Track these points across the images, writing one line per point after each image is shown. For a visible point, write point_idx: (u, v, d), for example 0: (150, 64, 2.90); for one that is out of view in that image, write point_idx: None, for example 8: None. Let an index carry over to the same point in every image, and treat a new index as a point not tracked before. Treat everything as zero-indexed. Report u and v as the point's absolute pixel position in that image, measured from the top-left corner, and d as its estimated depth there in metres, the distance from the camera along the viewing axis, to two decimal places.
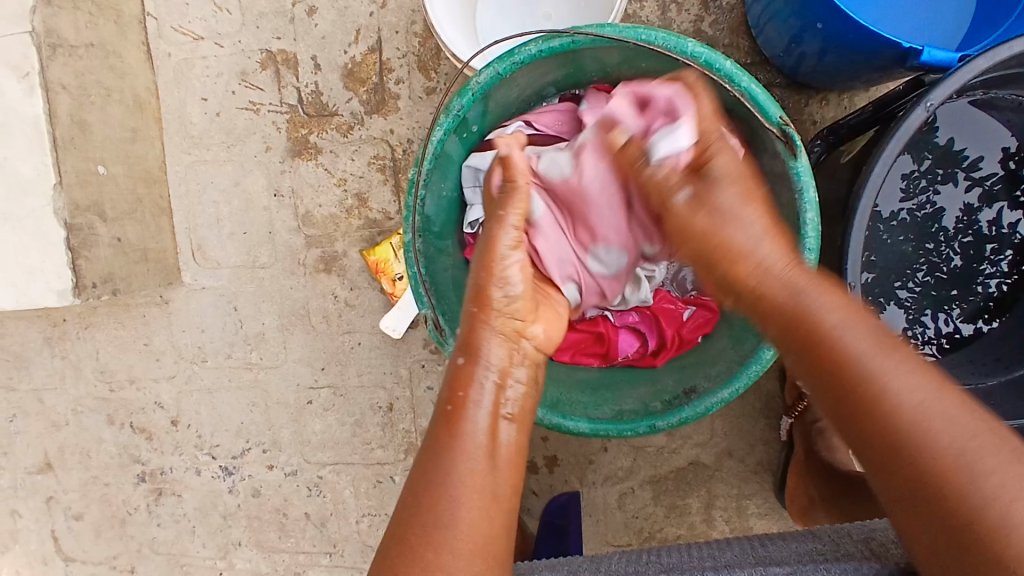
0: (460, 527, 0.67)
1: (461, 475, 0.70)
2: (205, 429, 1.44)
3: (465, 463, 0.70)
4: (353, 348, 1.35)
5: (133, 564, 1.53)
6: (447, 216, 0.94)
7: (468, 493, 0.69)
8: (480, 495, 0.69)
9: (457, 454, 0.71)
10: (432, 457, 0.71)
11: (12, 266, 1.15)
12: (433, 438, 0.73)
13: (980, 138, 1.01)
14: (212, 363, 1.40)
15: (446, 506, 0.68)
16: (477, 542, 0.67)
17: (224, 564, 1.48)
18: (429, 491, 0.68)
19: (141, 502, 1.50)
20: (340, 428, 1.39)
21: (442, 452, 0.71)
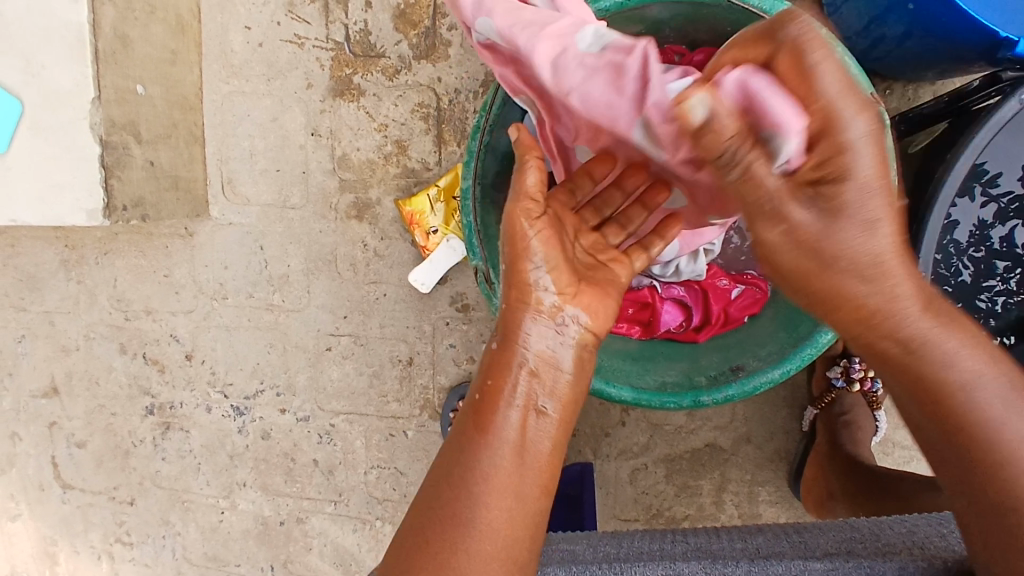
0: (481, 528, 0.64)
1: (489, 469, 0.66)
2: (219, 367, 1.42)
3: (494, 457, 0.67)
4: (378, 299, 1.33)
5: (133, 496, 1.53)
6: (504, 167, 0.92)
7: (492, 492, 0.65)
8: (505, 494, 0.65)
9: (487, 448, 0.67)
10: (458, 447, 0.68)
11: (46, 180, 1.12)
12: (461, 427, 0.70)
13: (1008, 154, 0.94)
14: (232, 302, 1.38)
15: (468, 505, 0.64)
16: (503, 540, 0.64)
17: (227, 504, 1.48)
18: (453, 483, 0.66)
19: (148, 435, 1.49)
20: (357, 378, 1.37)
21: (467, 444, 0.68)
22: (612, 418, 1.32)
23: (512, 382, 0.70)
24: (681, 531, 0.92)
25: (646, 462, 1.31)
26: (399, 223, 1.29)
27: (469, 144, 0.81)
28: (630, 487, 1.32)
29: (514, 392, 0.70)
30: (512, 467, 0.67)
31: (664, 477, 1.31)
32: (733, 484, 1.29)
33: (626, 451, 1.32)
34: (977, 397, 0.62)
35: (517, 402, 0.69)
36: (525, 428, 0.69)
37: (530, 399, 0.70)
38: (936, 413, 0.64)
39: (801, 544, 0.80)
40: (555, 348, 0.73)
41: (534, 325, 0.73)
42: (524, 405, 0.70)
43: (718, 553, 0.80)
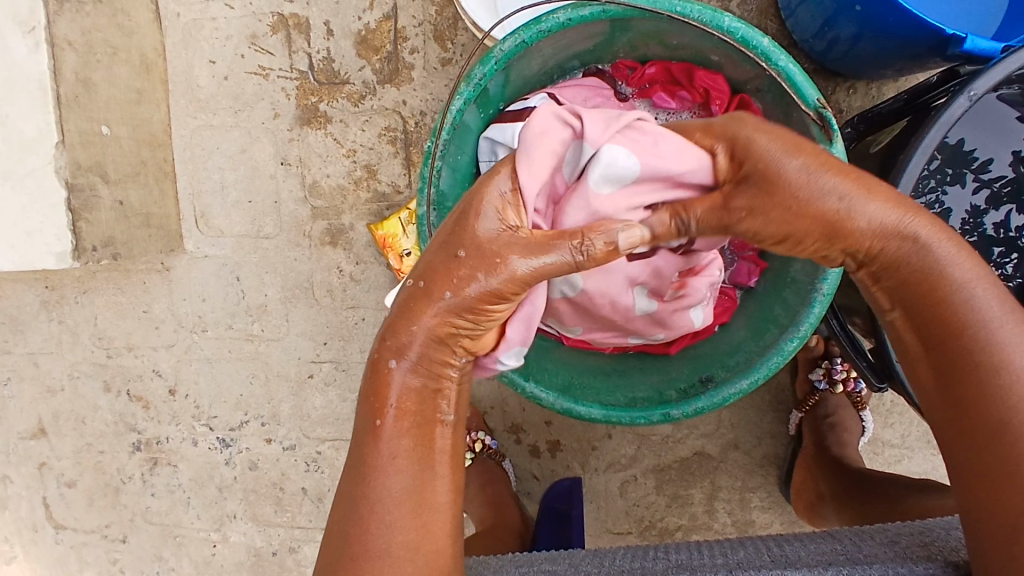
0: (393, 553, 0.63)
1: (388, 497, 0.64)
2: (204, 400, 1.42)
3: (390, 483, 0.64)
4: (357, 323, 1.32)
5: (125, 533, 1.52)
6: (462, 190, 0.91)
7: (401, 517, 0.64)
8: (415, 514, 0.64)
9: (377, 473, 0.64)
10: (358, 469, 0.65)
11: (15, 226, 1.12)
12: (357, 456, 0.66)
13: (993, 137, 0.97)
14: (212, 334, 1.38)
15: (376, 530, 0.63)
16: (415, 557, 0.64)
17: (219, 536, 1.47)
18: (360, 510, 0.64)
19: (136, 471, 1.49)
20: (341, 404, 1.37)
21: (366, 473, 0.65)
22: (597, 431, 1.31)
23: (404, 404, 0.64)
24: (662, 548, 0.90)
25: (635, 474, 1.31)
26: (374, 247, 1.29)
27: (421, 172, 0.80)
28: (620, 500, 1.31)
29: (397, 411, 0.64)
30: (412, 484, 0.64)
31: (654, 488, 1.30)
32: (723, 491, 1.28)
33: (614, 464, 1.31)
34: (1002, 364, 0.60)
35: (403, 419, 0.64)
36: (425, 442, 0.65)
37: (431, 414, 0.66)
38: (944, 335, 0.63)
39: (780, 554, 0.79)
40: (446, 364, 0.65)
41: (424, 344, 0.63)
42: (404, 421, 0.65)
43: (695, 565, 0.79)
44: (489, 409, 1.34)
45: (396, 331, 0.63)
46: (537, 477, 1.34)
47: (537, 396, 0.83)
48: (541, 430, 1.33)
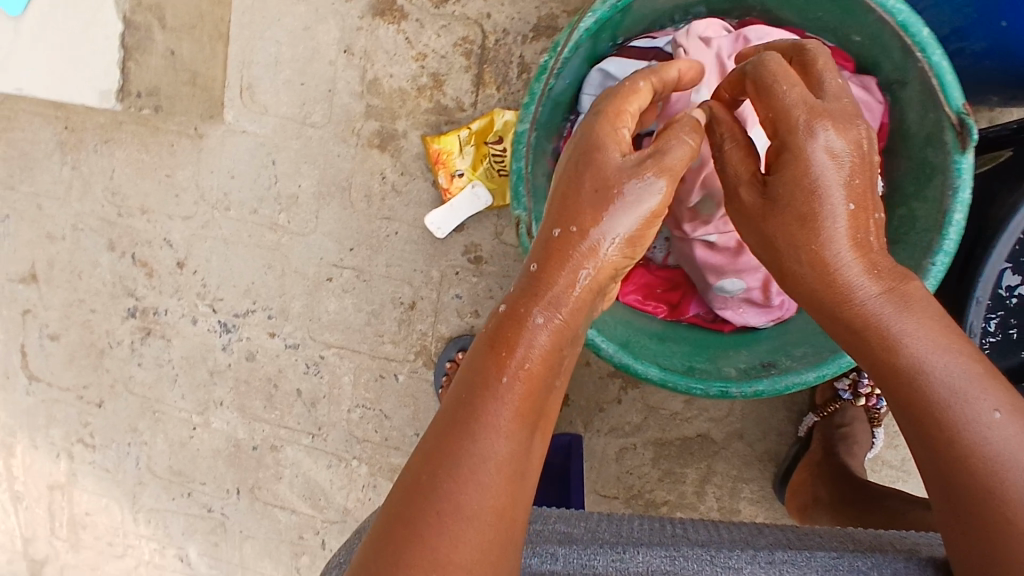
0: (479, 518, 0.58)
1: (483, 469, 0.60)
2: (212, 280, 1.36)
3: (492, 444, 0.60)
4: (389, 236, 1.28)
5: (103, 398, 1.48)
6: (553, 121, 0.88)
7: (496, 480, 0.60)
8: (505, 484, 0.60)
9: (487, 433, 0.60)
10: (458, 425, 0.61)
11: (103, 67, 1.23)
12: (462, 402, 0.62)
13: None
14: (234, 214, 1.31)
15: (465, 492, 0.58)
16: (491, 524, 0.59)
17: (200, 420, 1.45)
18: (450, 449, 0.60)
19: (126, 338, 1.43)
20: (354, 314, 1.33)
21: (468, 425, 0.60)
22: (609, 394, 1.31)
23: (525, 352, 0.63)
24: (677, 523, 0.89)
25: (635, 443, 1.32)
26: (423, 163, 1.24)
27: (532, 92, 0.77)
28: (615, 464, 1.33)
29: (525, 364, 0.63)
30: (508, 453, 0.61)
31: (650, 460, 1.32)
32: (717, 477, 1.30)
33: (617, 428, 1.32)
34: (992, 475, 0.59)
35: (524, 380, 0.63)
36: (530, 402, 0.62)
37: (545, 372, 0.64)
38: (912, 395, 0.63)
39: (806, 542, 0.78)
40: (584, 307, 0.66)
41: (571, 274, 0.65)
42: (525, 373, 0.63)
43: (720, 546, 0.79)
44: None
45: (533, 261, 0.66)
46: None
47: (595, 346, 0.79)
48: None
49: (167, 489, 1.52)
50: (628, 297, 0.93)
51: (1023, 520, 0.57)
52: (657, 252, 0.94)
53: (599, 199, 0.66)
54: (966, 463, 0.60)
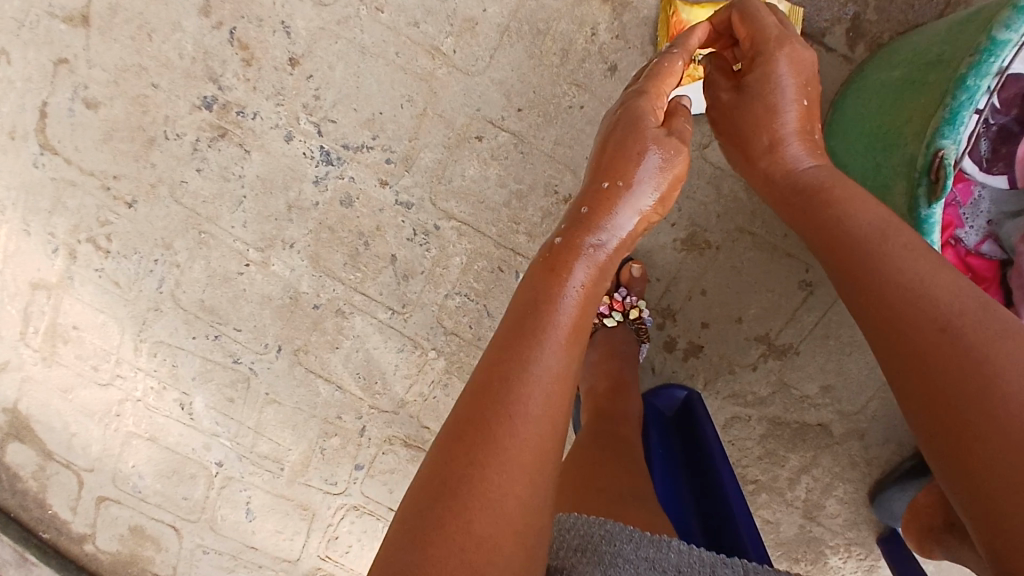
0: (515, 467, 0.54)
1: (530, 416, 0.56)
2: (330, 96, 1.07)
3: (546, 361, 0.59)
4: (572, 109, 1.04)
5: (135, 198, 1.17)
6: (947, 43, 0.73)
7: (535, 429, 0.56)
8: (544, 425, 0.57)
9: (528, 369, 0.58)
10: (508, 348, 0.60)
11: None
12: (513, 325, 0.62)
13: None
14: (385, 20, 1.03)
15: (512, 433, 0.55)
16: (531, 462, 0.55)
17: (258, 258, 1.19)
18: (508, 384, 0.57)
19: (191, 133, 1.12)
20: (494, 189, 1.10)
21: (512, 364, 0.58)
22: (746, 358, 1.18)
23: (578, 273, 0.66)
24: None
25: (751, 415, 1.21)
26: (649, 36, 1.00)
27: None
28: (719, 431, 1.23)
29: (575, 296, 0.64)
30: (562, 370, 0.60)
31: (758, 436, 1.22)
32: (817, 468, 1.21)
33: (736, 395, 1.20)
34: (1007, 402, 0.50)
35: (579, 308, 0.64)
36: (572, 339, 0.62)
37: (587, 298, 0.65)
38: (937, 344, 0.55)
39: None
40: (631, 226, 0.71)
41: (606, 199, 0.70)
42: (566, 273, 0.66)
43: None
44: (655, 281, 1.15)
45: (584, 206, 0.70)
46: (655, 370, 1.21)
47: None
48: (692, 329, 1.17)
49: (188, 325, 1.26)
50: None
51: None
52: (972, 234, 0.80)
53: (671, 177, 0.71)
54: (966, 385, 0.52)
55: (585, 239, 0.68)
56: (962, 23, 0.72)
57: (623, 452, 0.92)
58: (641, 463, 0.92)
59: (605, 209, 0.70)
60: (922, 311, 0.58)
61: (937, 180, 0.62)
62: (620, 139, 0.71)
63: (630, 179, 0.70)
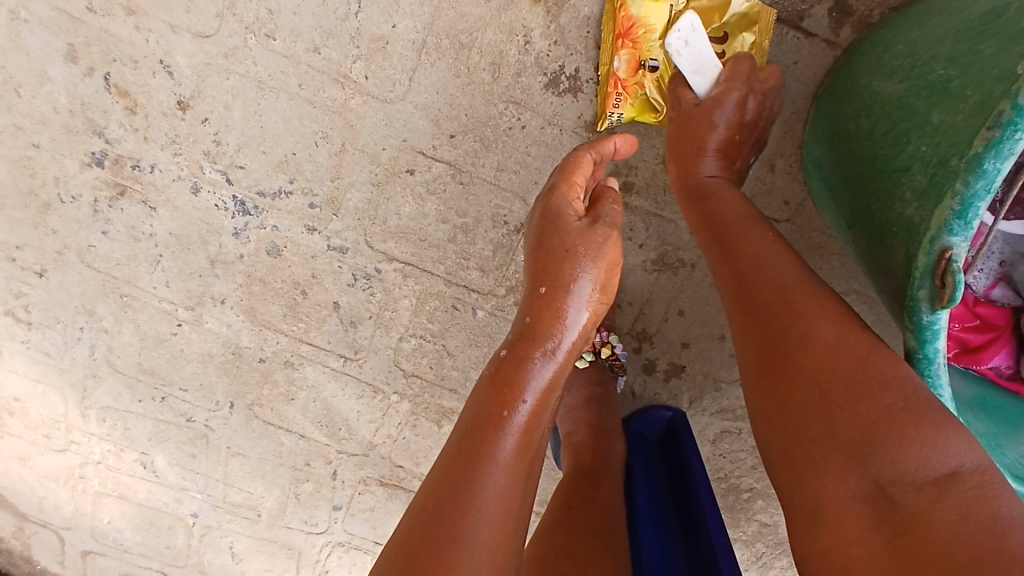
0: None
1: (482, 513, 0.56)
2: (232, 139, 0.93)
3: (492, 480, 0.58)
4: (511, 130, 0.90)
5: (44, 267, 1.05)
6: (968, 65, 0.57)
7: (488, 540, 0.56)
8: (498, 541, 0.57)
9: (477, 477, 0.58)
10: (458, 460, 0.59)
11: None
12: (463, 435, 0.61)
13: None
14: (281, 47, 0.88)
15: (460, 558, 0.54)
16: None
17: (189, 318, 1.07)
18: (455, 504, 0.56)
19: (86, 193, 0.99)
20: (435, 225, 0.96)
21: (463, 472, 0.58)
22: (734, 373, 1.06)
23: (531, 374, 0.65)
24: None
25: (741, 428, 1.11)
26: (592, 38, 0.85)
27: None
28: (709, 446, 1.13)
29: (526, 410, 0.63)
30: (509, 488, 0.59)
31: (752, 447, 1.12)
32: None
33: (725, 410, 1.09)
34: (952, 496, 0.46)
35: (528, 425, 0.63)
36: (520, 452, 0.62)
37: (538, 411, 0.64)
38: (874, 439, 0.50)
39: None
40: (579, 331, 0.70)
41: (547, 296, 0.69)
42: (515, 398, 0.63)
43: None
44: (625, 304, 1.02)
45: (528, 314, 0.69)
46: (635, 395, 1.09)
47: None
48: (672, 350, 1.04)
49: (132, 389, 1.15)
50: None
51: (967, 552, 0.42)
52: (982, 277, 0.70)
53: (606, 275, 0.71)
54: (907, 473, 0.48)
55: (528, 346, 0.67)
56: (982, 48, 0.56)
57: (596, 529, 0.81)
58: (619, 538, 0.81)
59: (556, 306, 0.69)
60: (854, 392, 0.52)
61: (945, 288, 0.48)
62: (552, 241, 0.70)
63: (567, 284, 0.69)
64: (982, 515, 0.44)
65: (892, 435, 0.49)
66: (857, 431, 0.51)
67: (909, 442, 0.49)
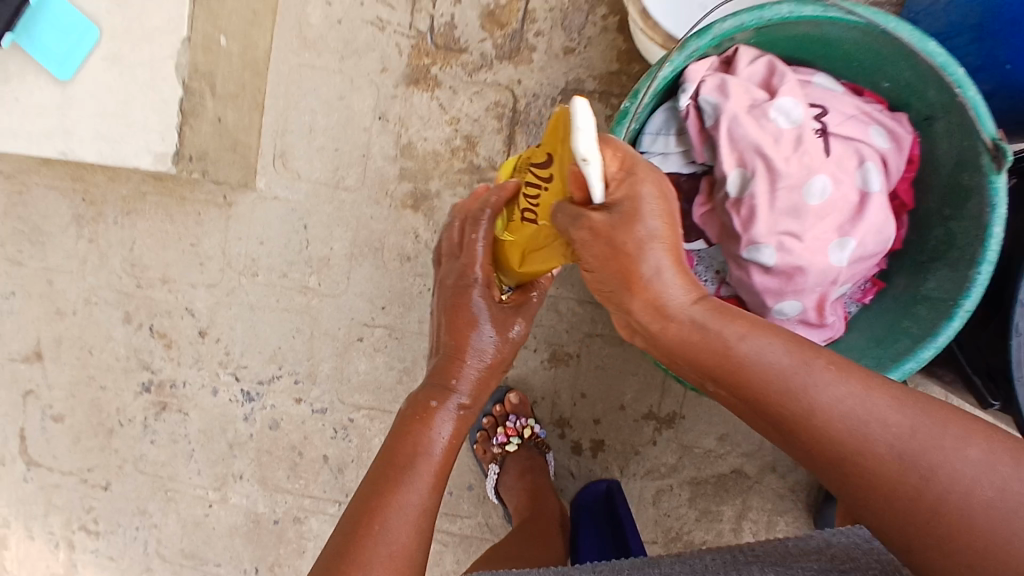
0: (394, 543, 0.69)
1: (407, 502, 0.72)
2: (236, 348, 1.34)
3: (414, 498, 0.73)
4: (422, 292, 1.30)
5: (109, 480, 1.39)
6: None
7: (407, 518, 0.71)
8: (422, 514, 0.73)
9: (407, 473, 0.75)
10: (390, 469, 0.76)
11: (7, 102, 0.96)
12: (390, 451, 0.79)
13: None
14: (263, 279, 1.31)
15: (380, 535, 0.69)
16: (416, 543, 0.71)
17: (218, 496, 1.38)
18: (377, 498, 0.72)
19: (139, 414, 1.37)
20: (386, 373, 1.32)
21: (396, 464, 0.76)
22: (644, 437, 1.31)
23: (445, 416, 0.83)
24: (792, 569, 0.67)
25: (671, 484, 1.32)
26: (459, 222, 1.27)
27: (624, 105, 0.80)
28: (652, 508, 1.33)
29: (448, 430, 0.82)
30: (425, 499, 0.74)
31: (687, 500, 1.32)
32: (752, 512, 1.32)
33: (652, 471, 1.32)
34: (920, 467, 0.51)
35: (445, 442, 0.80)
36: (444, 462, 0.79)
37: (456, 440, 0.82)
38: (817, 440, 0.55)
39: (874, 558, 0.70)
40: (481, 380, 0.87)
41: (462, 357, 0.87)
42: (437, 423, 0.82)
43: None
44: (539, 399, 1.31)
45: (450, 376, 0.86)
46: (573, 475, 1.33)
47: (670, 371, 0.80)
48: (588, 428, 1.31)
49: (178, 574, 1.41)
50: None
51: (971, 526, 0.49)
52: (710, 284, 0.95)
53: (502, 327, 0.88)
54: (861, 466, 0.53)
55: (448, 394, 0.84)
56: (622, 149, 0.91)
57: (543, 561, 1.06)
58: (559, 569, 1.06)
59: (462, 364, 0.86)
60: (771, 394, 0.57)
61: None
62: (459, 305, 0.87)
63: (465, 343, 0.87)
64: (944, 483, 0.50)
65: (818, 427, 0.55)
66: (798, 428, 0.56)
67: (861, 441, 0.53)
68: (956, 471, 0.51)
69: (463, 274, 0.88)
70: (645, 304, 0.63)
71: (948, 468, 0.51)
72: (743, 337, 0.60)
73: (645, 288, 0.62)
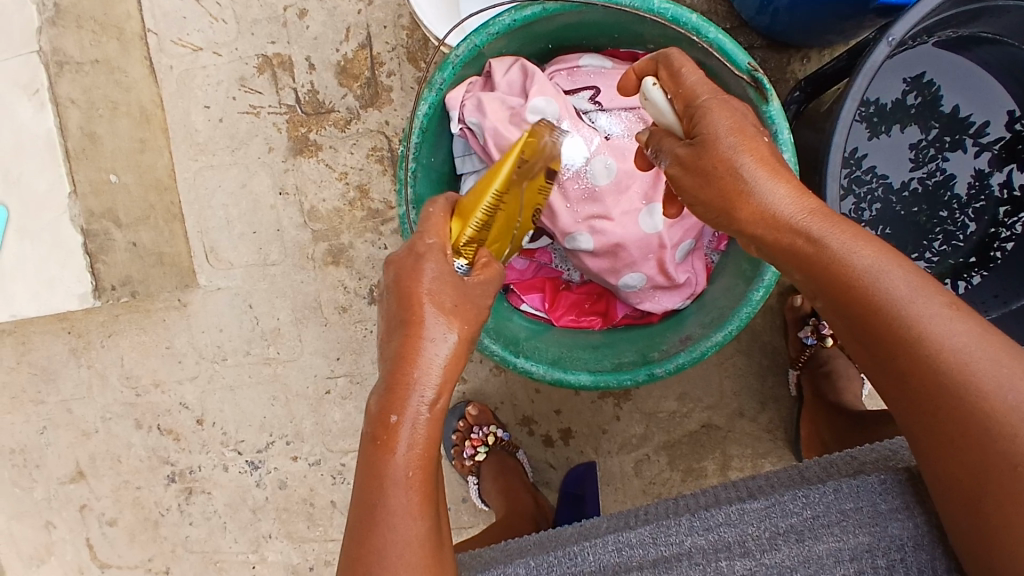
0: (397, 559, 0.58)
1: (396, 517, 0.59)
2: (230, 426, 1.49)
3: (401, 530, 0.59)
4: (367, 336, 1.39)
5: (168, 565, 1.57)
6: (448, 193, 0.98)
7: (406, 536, 0.59)
8: (422, 520, 0.60)
9: (386, 488, 0.60)
10: (367, 487, 0.61)
11: None
12: (366, 470, 0.61)
13: (983, 103, 1.10)
14: (232, 361, 1.45)
15: (382, 556, 0.58)
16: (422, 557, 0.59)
17: (257, 557, 1.52)
18: (366, 522, 0.60)
19: (173, 502, 1.55)
20: (359, 416, 1.42)
21: (371, 488, 0.60)
22: (606, 415, 1.34)
23: (415, 409, 0.61)
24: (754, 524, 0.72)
25: (648, 452, 1.33)
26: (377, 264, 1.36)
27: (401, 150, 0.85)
28: (637, 479, 1.33)
29: (419, 422, 0.61)
30: (420, 506, 0.60)
31: (667, 464, 1.32)
32: (735, 460, 1.30)
33: (626, 444, 1.33)
34: (925, 338, 0.60)
35: (420, 440, 0.61)
36: (425, 462, 0.61)
37: (435, 432, 0.62)
38: (864, 317, 0.63)
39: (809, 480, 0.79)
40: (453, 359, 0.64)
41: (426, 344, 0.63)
42: (404, 429, 0.61)
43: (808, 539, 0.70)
44: (499, 405, 1.38)
45: (400, 370, 0.62)
46: (553, 466, 1.37)
47: (528, 371, 0.87)
48: (552, 419, 1.36)
49: None
50: (561, 322, 0.99)
51: (969, 386, 0.58)
52: (572, 272, 1.00)
53: (461, 315, 0.65)
54: (919, 358, 0.60)
55: (407, 400, 0.61)
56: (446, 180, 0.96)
57: None
58: None
59: (422, 354, 0.62)
60: (822, 260, 0.65)
61: None
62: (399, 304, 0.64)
63: (418, 330, 0.63)
64: (961, 361, 0.58)
65: (860, 295, 0.63)
66: (843, 297, 0.64)
67: (912, 321, 0.60)
68: (960, 340, 0.59)
69: (415, 254, 0.67)
70: (751, 212, 0.69)
71: (956, 349, 0.59)
72: (771, 190, 0.68)
73: (726, 186, 0.69)
